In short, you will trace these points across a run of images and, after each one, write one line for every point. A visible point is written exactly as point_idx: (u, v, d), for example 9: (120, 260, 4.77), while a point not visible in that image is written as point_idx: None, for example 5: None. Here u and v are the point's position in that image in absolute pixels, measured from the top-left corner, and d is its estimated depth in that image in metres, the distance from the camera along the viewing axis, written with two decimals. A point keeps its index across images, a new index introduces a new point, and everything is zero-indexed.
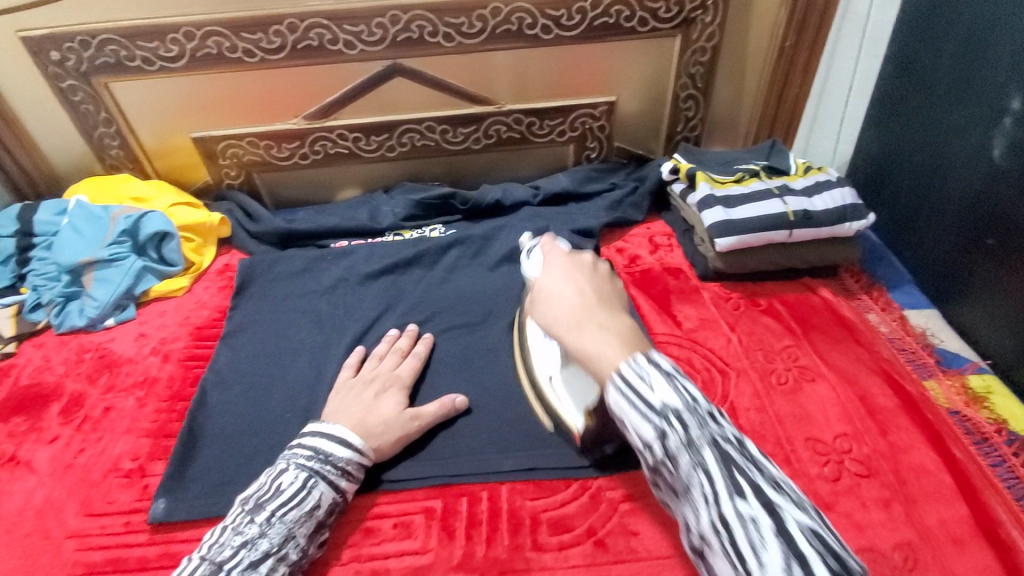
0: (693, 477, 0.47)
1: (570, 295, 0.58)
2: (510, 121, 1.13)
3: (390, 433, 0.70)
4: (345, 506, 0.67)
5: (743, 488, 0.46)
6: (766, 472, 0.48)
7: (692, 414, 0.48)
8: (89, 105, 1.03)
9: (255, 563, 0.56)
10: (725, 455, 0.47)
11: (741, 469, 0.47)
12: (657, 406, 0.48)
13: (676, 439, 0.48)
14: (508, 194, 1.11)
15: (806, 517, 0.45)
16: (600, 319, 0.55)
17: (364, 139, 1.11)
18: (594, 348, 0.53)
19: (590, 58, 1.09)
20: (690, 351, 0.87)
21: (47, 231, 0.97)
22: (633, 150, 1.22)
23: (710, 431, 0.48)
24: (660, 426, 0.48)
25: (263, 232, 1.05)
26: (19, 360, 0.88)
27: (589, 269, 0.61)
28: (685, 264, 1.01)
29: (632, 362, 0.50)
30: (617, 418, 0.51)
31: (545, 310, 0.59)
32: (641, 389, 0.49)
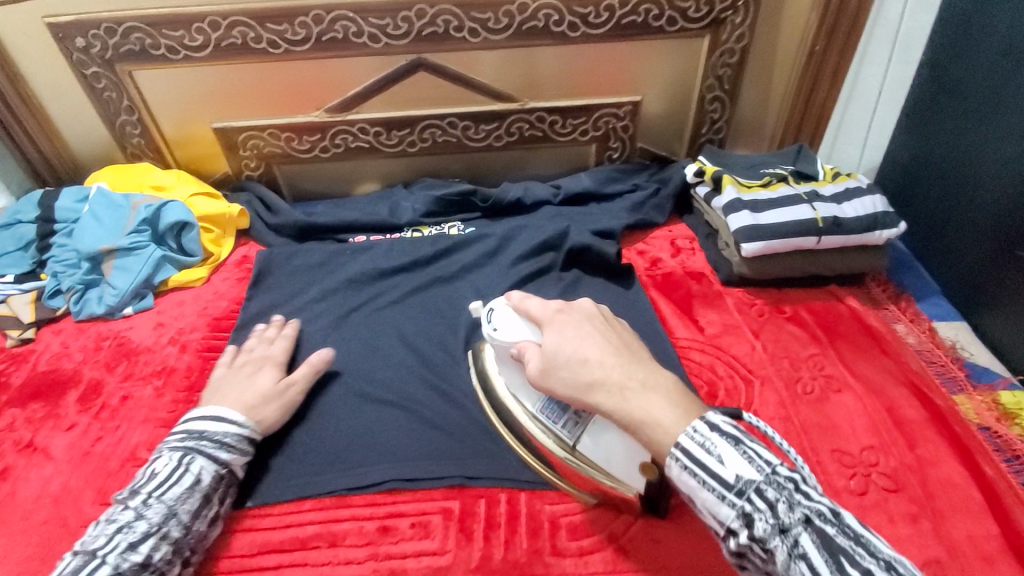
0: (792, 565, 0.46)
1: (588, 353, 0.57)
2: (533, 119, 1.12)
3: (271, 405, 0.72)
4: (232, 479, 0.67)
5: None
6: (875, 555, 0.46)
7: (773, 486, 0.49)
8: (112, 92, 1.03)
9: (134, 543, 0.56)
10: (819, 533, 0.46)
11: (845, 554, 0.45)
12: (732, 483, 0.49)
13: (765, 522, 0.47)
14: (528, 192, 1.10)
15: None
16: (633, 377, 0.55)
17: (385, 134, 1.11)
18: (646, 416, 0.53)
19: (617, 57, 1.07)
20: (713, 357, 0.85)
21: (67, 217, 0.96)
22: (656, 151, 1.21)
23: (800, 509, 0.47)
24: (740, 504, 0.48)
25: (282, 224, 1.05)
26: (38, 346, 0.88)
27: (585, 321, 0.61)
28: (707, 268, 0.99)
29: (694, 431, 0.51)
30: (686, 495, 0.51)
31: (573, 372, 0.56)
32: (709, 463, 0.49)
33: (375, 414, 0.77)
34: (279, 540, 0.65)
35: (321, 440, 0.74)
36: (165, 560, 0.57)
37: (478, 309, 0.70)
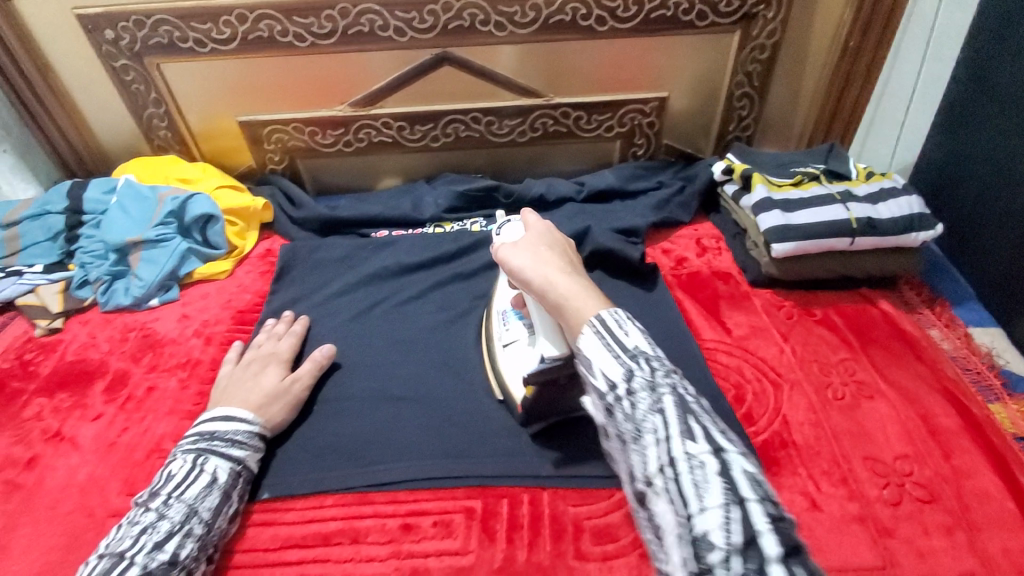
0: (646, 416, 0.44)
1: (547, 250, 0.64)
2: (557, 114, 1.10)
3: (277, 404, 0.72)
4: (248, 476, 0.67)
5: (692, 428, 0.42)
6: (725, 427, 0.44)
7: (660, 362, 0.47)
8: (140, 85, 1.03)
9: (160, 543, 0.56)
10: (680, 399, 0.44)
11: (696, 415, 0.43)
12: (630, 347, 0.48)
13: (640, 375, 0.46)
14: (552, 188, 1.09)
15: (752, 464, 0.41)
16: (577, 273, 0.61)
17: (408, 129, 1.10)
18: (567, 291, 0.57)
19: (645, 52, 1.05)
20: (740, 360, 0.83)
21: (95, 208, 0.97)
22: (682, 148, 1.19)
23: (673, 378, 0.46)
24: (627, 363, 0.47)
25: (305, 218, 1.05)
26: (66, 336, 0.89)
27: (563, 240, 0.67)
28: (734, 268, 0.97)
29: (602, 318, 0.51)
30: (584, 361, 0.50)
31: (528, 255, 0.63)
32: (617, 331, 0.49)
33: (397, 410, 0.77)
34: (301, 535, 0.65)
35: (344, 436, 0.74)
36: (191, 557, 0.57)
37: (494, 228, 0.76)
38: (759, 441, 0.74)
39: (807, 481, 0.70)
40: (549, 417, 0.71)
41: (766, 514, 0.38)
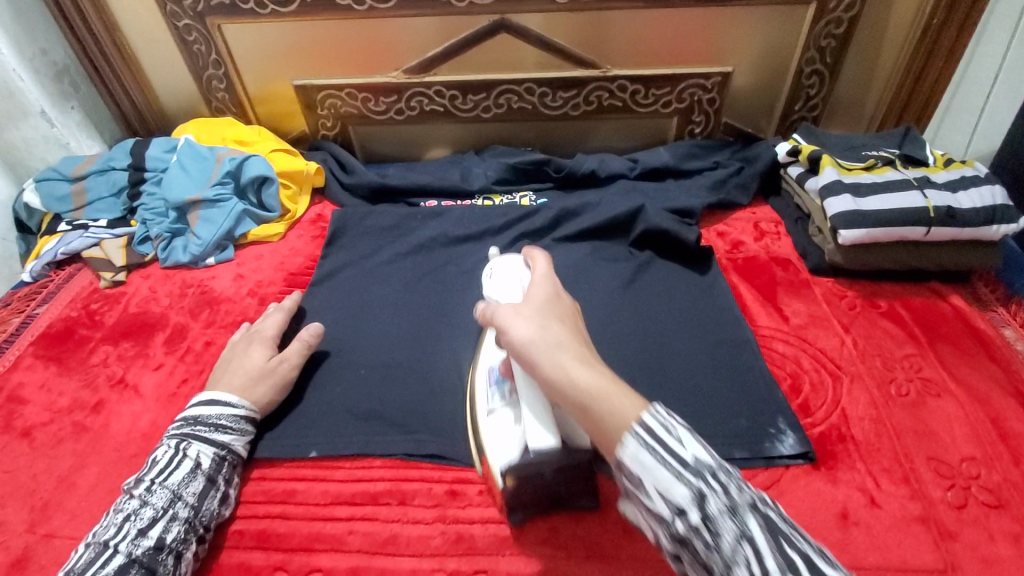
0: (738, 552, 0.40)
1: (558, 324, 0.54)
2: (614, 87, 1.07)
3: (263, 383, 0.72)
4: (238, 459, 0.68)
5: (793, 560, 0.39)
6: (812, 543, 0.41)
7: (727, 473, 0.43)
8: (202, 46, 1.05)
9: (143, 530, 0.57)
10: (766, 520, 0.41)
11: (788, 539, 0.41)
12: (688, 460, 0.43)
13: (718, 503, 0.41)
14: (604, 164, 1.06)
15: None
16: (593, 357, 0.52)
17: (461, 98, 1.09)
18: (590, 385, 0.48)
19: (710, 23, 1.00)
20: (797, 349, 0.80)
21: (156, 166, 1.00)
22: (741, 127, 1.13)
23: (749, 494, 0.43)
24: (696, 484, 0.42)
25: (356, 184, 1.05)
26: (129, 288, 0.92)
27: (568, 306, 0.58)
28: (794, 254, 0.93)
29: (650, 417, 0.45)
30: (632, 478, 0.44)
31: (535, 328, 0.53)
32: (669, 441, 0.44)
33: (443, 378, 0.77)
34: (350, 492, 0.67)
35: (392, 401, 0.75)
36: (178, 540, 0.58)
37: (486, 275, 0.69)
38: (815, 432, 0.71)
39: (865, 478, 0.67)
40: (534, 504, 0.62)
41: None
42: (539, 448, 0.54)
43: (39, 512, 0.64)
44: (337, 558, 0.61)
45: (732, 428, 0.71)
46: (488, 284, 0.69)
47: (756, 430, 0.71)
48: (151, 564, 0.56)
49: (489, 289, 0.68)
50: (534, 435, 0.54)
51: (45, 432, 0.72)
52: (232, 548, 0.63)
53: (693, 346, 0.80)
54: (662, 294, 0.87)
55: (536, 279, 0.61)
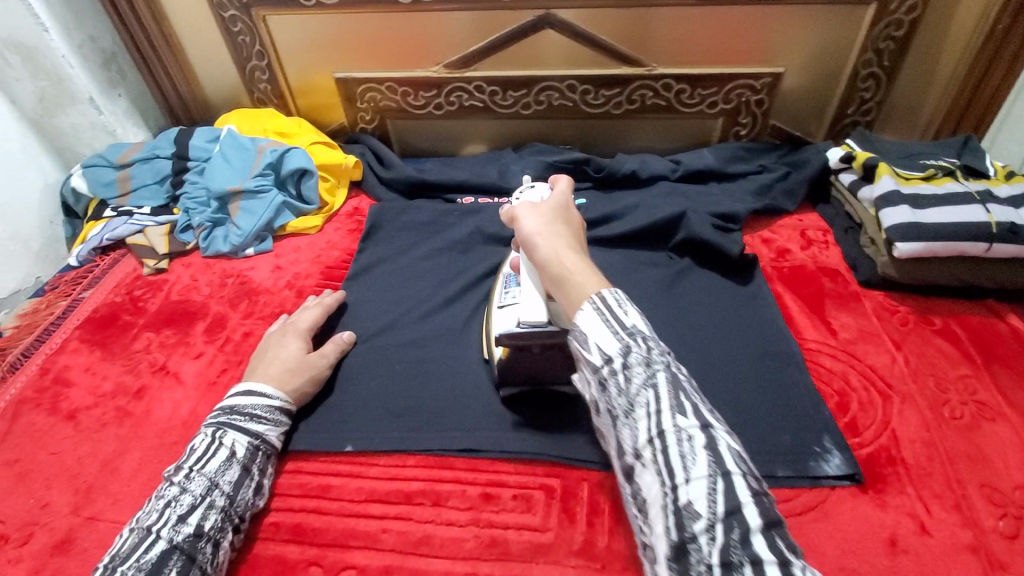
0: (641, 395, 0.48)
1: (562, 225, 0.63)
2: (658, 87, 1.04)
3: (300, 375, 0.72)
4: (271, 450, 0.68)
5: (687, 406, 0.47)
6: (710, 405, 0.49)
7: (656, 342, 0.50)
8: (246, 37, 1.06)
9: (183, 516, 0.57)
10: (675, 378, 0.48)
11: (688, 395, 0.48)
12: (625, 325, 0.50)
13: (637, 355, 0.49)
14: (646, 165, 1.03)
15: (734, 442, 0.47)
16: (581, 252, 0.61)
17: (501, 94, 1.07)
18: (572, 265, 0.58)
19: (762, 22, 0.97)
20: (845, 365, 0.77)
21: (199, 156, 1.01)
22: (790, 131, 1.10)
23: (666, 358, 0.50)
24: (625, 342, 0.50)
25: (394, 179, 1.05)
26: (170, 276, 0.93)
27: (578, 219, 0.67)
28: (843, 266, 0.90)
29: (604, 295, 0.53)
30: (578, 336, 0.52)
31: (539, 224, 0.62)
32: (618, 312, 0.51)
33: (478, 378, 0.76)
34: (384, 490, 0.67)
35: (426, 399, 0.74)
36: (215, 528, 0.58)
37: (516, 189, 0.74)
38: (864, 454, 0.68)
39: (915, 503, 0.64)
40: (525, 384, 0.71)
41: (749, 488, 0.44)
42: (531, 320, 0.64)
43: (83, 495, 0.66)
44: (369, 555, 0.61)
45: (775, 443, 0.68)
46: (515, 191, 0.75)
47: (800, 447, 0.68)
48: (191, 551, 0.55)
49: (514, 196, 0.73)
50: (527, 307, 0.64)
51: (90, 416, 0.74)
52: (267, 541, 0.63)
53: (736, 356, 0.77)
54: (703, 300, 0.84)
55: (556, 190, 0.69)
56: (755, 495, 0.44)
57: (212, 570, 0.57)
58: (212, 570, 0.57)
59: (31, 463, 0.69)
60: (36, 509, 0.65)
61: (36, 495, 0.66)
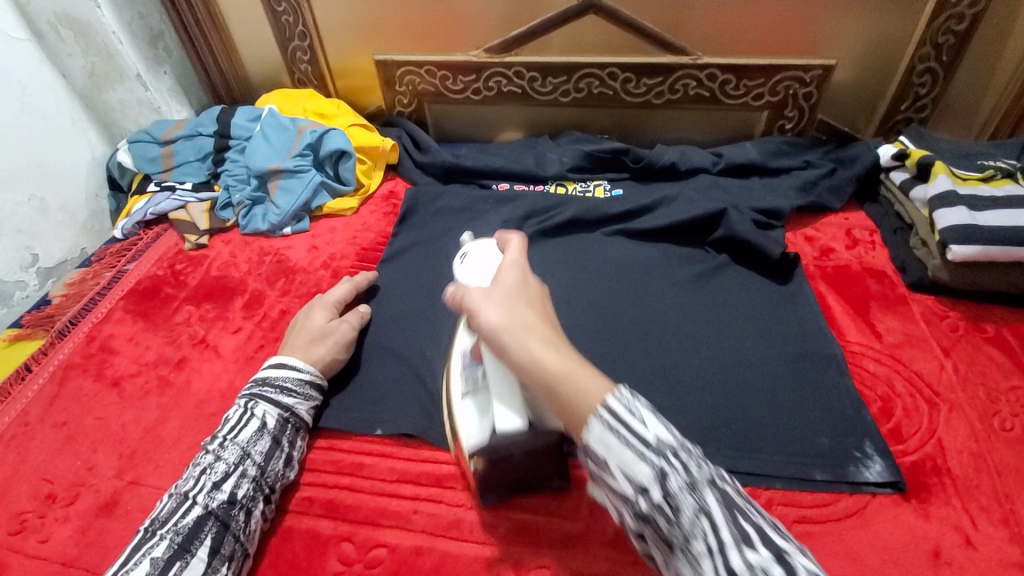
0: (695, 524, 0.42)
1: (528, 308, 0.51)
2: (702, 76, 1.01)
3: (321, 343, 0.73)
4: (302, 423, 0.68)
5: (748, 533, 0.41)
6: (763, 516, 0.43)
7: (687, 450, 0.44)
8: (290, 17, 1.06)
9: (217, 483, 0.59)
10: (723, 495, 0.43)
11: (741, 512, 0.42)
12: (650, 441, 0.43)
13: (678, 479, 0.43)
14: (686, 157, 1.01)
15: (811, 565, 0.41)
16: (563, 339, 0.50)
17: (540, 80, 1.06)
18: (560, 370, 0.46)
19: (815, 11, 0.93)
20: (890, 370, 0.74)
21: (240, 134, 1.03)
22: (837, 126, 1.06)
23: (706, 469, 0.44)
24: (658, 465, 0.43)
25: (430, 163, 1.05)
26: (211, 252, 0.95)
27: (537, 289, 0.54)
28: (890, 267, 0.87)
29: (620, 394, 0.45)
30: (599, 464, 0.45)
31: (502, 311, 0.50)
32: (632, 424, 0.44)
33: None
34: (416, 471, 0.67)
35: None
36: (248, 497, 0.59)
37: (454, 258, 0.67)
38: (906, 461, 0.66)
39: (960, 515, 0.61)
40: (502, 488, 0.61)
41: None
42: (507, 431, 0.55)
43: (126, 459, 0.68)
44: (401, 536, 0.62)
45: (813, 447, 0.67)
46: (461, 267, 0.64)
47: (840, 452, 0.66)
48: (225, 518, 0.57)
49: (460, 272, 0.64)
50: (500, 417, 0.55)
51: (133, 384, 0.76)
52: (301, 514, 0.64)
53: (775, 355, 0.75)
54: (742, 297, 0.82)
55: (505, 261, 0.56)
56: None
57: (246, 539, 0.58)
58: (246, 540, 0.58)
59: (78, 426, 0.72)
60: (83, 471, 0.67)
61: (82, 457, 0.68)
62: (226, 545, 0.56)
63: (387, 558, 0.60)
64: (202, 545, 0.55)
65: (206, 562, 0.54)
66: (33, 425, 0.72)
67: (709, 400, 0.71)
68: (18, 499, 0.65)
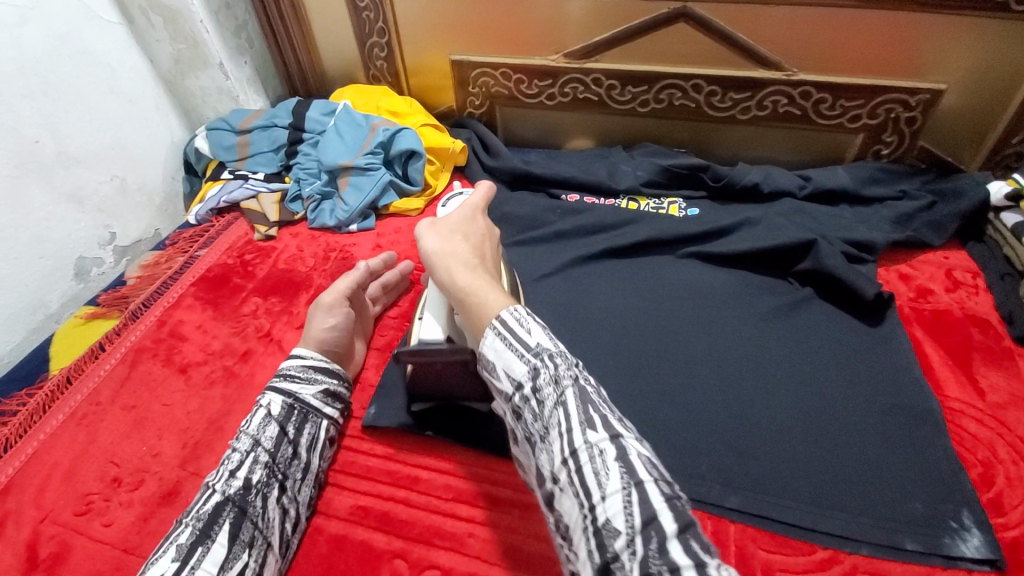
0: (554, 416, 0.45)
1: (462, 240, 0.58)
2: (795, 94, 0.95)
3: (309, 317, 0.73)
4: (311, 409, 0.66)
5: (596, 419, 0.44)
6: (613, 411, 0.46)
7: (564, 357, 0.47)
8: (371, 13, 1.06)
9: (233, 470, 0.58)
10: (583, 390, 0.46)
11: (597, 408, 0.45)
12: (531, 346, 0.47)
13: (547, 374, 0.46)
14: (770, 178, 0.94)
15: (642, 447, 0.45)
16: (485, 268, 0.56)
17: (619, 89, 1.02)
18: (471, 284, 0.53)
19: (930, 31, 0.85)
20: (993, 433, 0.67)
21: (314, 128, 1.03)
22: (939, 156, 0.97)
23: (575, 370, 0.47)
24: (533, 361, 0.46)
25: (498, 168, 1.03)
26: (279, 244, 0.96)
27: (483, 229, 0.62)
28: (996, 316, 0.79)
29: (516, 309, 0.50)
30: (488, 366, 0.49)
31: (439, 236, 0.57)
32: (519, 331, 0.48)
33: None
34: (472, 491, 0.65)
35: None
36: (262, 481, 0.58)
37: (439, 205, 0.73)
38: (1008, 537, 0.59)
39: None
40: (435, 400, 0.70)
41: (661, 493, 0.41)
42: (430, 341, 0.59)
43: (190, 450, 0.69)
44: (453, 558, 0.60)
45: (904, 511, 0.61)
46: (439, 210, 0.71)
47: (934, 519, 0.60)
48: (242, 504, 0.56)
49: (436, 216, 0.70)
50: (427, 329, 0.60)
51: (199, 372, 0.77)
52: (355, 524, 0.63)
53: (862, 403, 0.69)
54: (827, 335, 0.77)
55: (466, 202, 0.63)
56: (670, 496, 0.41)
57: (265, 527, 0.56)
58: (266, 527, 0.56)
59: (145, 411, 0.73)
60: (148, 457, 0.68)
61: (149, 443, 0.70)
62: (245, 531, 0.54)
63: None
64: (222, 531, 0.53)
65: (226, 548, 0.53)
66: (104, 405, 0.74)
67: (787, 446, 0.66)
68: (88, 480, 0.67)
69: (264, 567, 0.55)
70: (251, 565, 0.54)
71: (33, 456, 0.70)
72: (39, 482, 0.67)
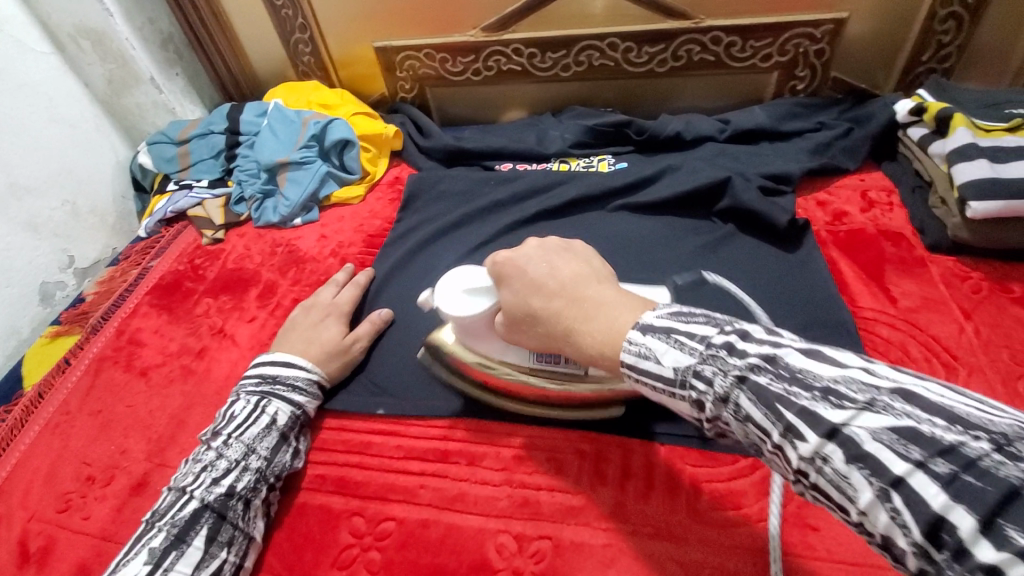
0: (748, 431, 0.38)
1: (533, 304, 0.54)
2: (706, 40, 0.98)
3: (336, 361, 0.73)
4: (307, 420, 0.71)
5: (793, 423, 0.34)
6: (814, 388, 0.34)
7: (708, 361, 0.40)
8: (289, 10, 1.08)
9: (218, 478, 0.60)
10: (756, 388, 0.36)
11: (780, 399, 0.35)
12: (671, 376, 0.42)
13: (709, 399, 0.40)
14: (691, 126, 0.98)
15: (886, 414, 0.31)
16: (568, 301, 0.51)
17: (539, 56, 1.04)
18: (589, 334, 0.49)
19: None
20: (905, 335, 0.72)
21: (250, 130, 1.06)
22: (852, 83, 1.01)
23: (730, 371, 0.38)
24: (688, 394, 0.41)
25: (433, 148, 1.05)
26: (227, 246, 0.99)
27: (519, 274, 0.56)
28: (908, 228, 0.83)
29: (634, 339, 0.45)
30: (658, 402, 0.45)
31: (530, 327, 0.56)
32: (647, 364, 0.43)
33: None
34: (422, 449, 0.69)
35: None
36: (248, 488, 0.61)
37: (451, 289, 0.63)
38: None
39: None
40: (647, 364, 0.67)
41: (937, 480, 0.28)
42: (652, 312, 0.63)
43: (155, 444, 0.72)
44: (407, 509, 0.64)
45: None
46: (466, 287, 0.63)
47: None
48: (222, 510, 0.59)
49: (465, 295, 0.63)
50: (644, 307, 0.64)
51: (159, 373, 0.81)
52: (314, 491, 0.67)
53: (781, 323, 0.74)
54: (749, 266, 0.81)
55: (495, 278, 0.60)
56: (964, 464, 0.27)
57: (245, 526, 0.60)
58: (246, 526, 0.60)
59: (111, 413, 0.77)
60: (117, 454, 0.72)
61: (117, 442, 0.73)
62: (224, 532, 0.58)
63: (395, 531, 0.62)
64: (198, 535, 0.57)
65: (203, 550, 0.56)
66: (73, 413, 0.78)
67: None
68: (65, 481, 0.71)
69: (241, 562, 0.59)
70: (229, 561, 0.58)
71: (13, 467, 0.73)
72: (21, 488, 0.71)
